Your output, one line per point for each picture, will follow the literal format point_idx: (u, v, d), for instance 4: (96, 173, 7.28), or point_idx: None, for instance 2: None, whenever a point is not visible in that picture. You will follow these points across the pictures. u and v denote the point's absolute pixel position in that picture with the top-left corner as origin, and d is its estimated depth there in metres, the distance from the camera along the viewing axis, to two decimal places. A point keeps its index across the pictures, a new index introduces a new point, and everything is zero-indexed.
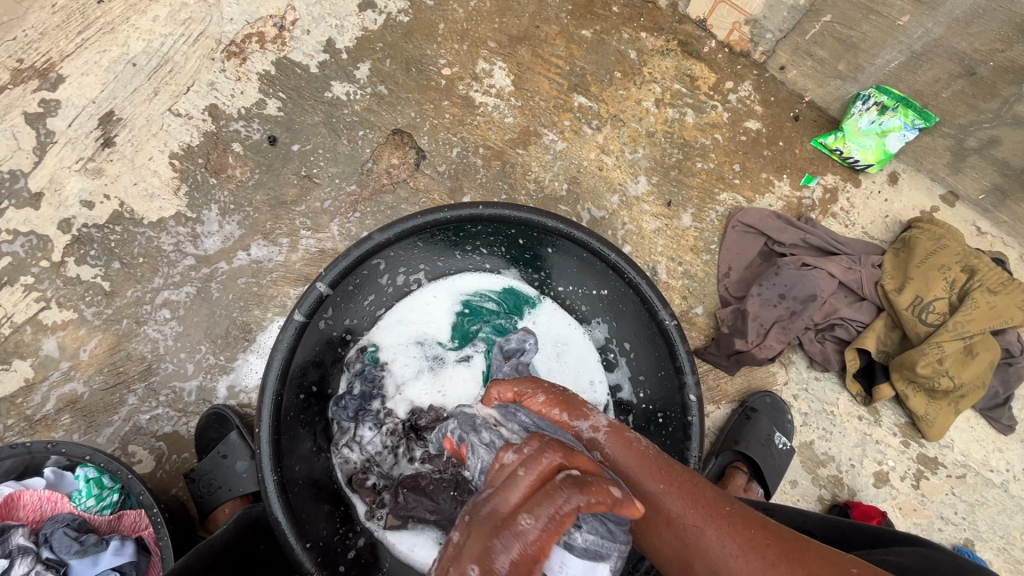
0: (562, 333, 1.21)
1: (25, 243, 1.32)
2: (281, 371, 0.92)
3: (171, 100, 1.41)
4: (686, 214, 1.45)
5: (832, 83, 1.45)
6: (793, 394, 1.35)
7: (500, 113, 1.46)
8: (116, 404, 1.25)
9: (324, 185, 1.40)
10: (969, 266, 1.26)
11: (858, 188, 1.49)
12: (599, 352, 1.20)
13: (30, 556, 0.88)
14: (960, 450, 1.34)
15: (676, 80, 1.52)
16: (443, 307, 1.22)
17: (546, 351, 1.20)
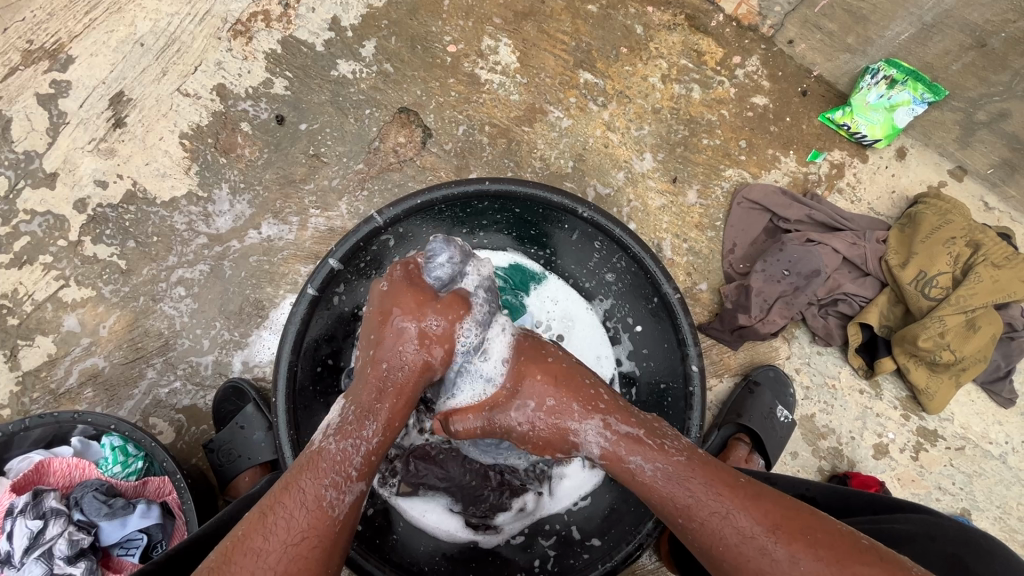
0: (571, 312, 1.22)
1: (42, 223, 1.35)
2: (295, 345, 0.96)
3: (179, 80, 1.43)
4: (692, 190, 1.45)
5: (840, 57, 1.43)
6: (795, 368, 1.37)
7: (506, 90, 1.46)
8: (136, 378, 1.30)
9: (332, 163, 1.42)
10: (974, 241, 1.26)
11: (865, 164, 1.48)
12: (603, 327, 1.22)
13: (63, 517, 0.92)
14: (960, 423, 1.36)
15: (683, 56, 1.51)
16: None
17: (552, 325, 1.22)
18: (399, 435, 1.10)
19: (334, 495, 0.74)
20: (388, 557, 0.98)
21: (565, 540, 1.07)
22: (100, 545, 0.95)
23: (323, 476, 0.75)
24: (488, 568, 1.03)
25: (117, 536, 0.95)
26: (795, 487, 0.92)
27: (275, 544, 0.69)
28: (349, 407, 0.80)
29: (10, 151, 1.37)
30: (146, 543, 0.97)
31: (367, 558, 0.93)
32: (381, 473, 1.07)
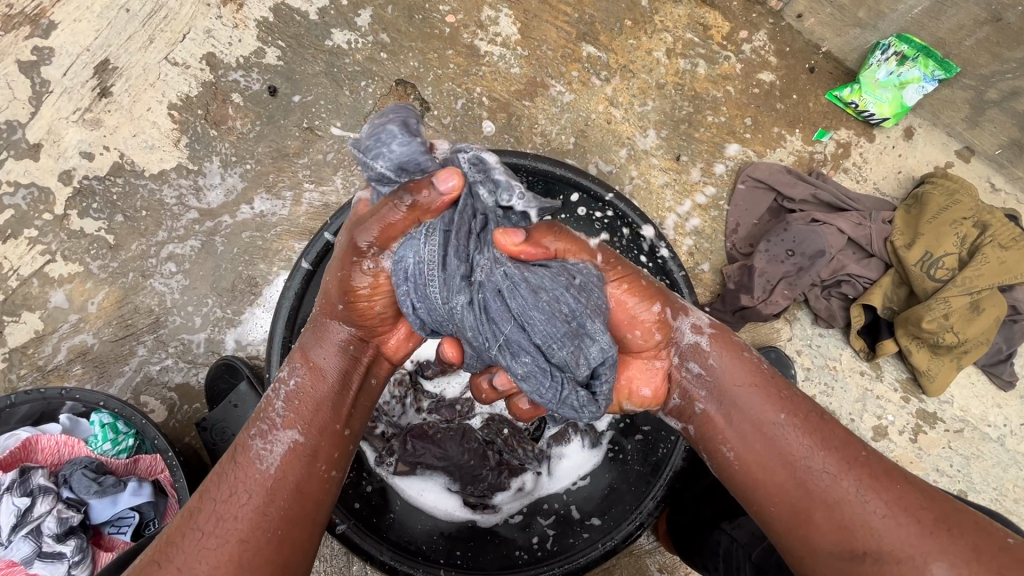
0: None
1: (26, 195, 1.31)
2: (290, 319, 0.93)
3: (167, 48, 1.37)
4: (695, 169, 1.42)
5: (850, 32, 1.39)
6: (796, 349, 1.36)
7: (506, 63, 1.42)
8: (127, 355, 1.27)
9: (327, 137, 1.38)
10: (981, 222, 1.24)
11: (872, 144, 1.45)
12: None
13: (51, 495, 0.90)
14: (959, 405, 1.36)
15: (689, 30, 1.46)
16: None
17: None
18: (397, 414, 1.11)
19: (262, 446, 0.74)
20: (386, 536, 0.96)
21: (563, 520, 1.04)
22: (90, 523, 0.93)
23: (262, 424, 0.75)
24: (487, 547, 1.00)
25: (108, 514, 0.92)
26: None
27: (211, 505, 0.69)
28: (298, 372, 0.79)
29: None
30: (137, 521, 0.95)
31: (362, 537, 0.91)
32: (379, 452, 1.05)
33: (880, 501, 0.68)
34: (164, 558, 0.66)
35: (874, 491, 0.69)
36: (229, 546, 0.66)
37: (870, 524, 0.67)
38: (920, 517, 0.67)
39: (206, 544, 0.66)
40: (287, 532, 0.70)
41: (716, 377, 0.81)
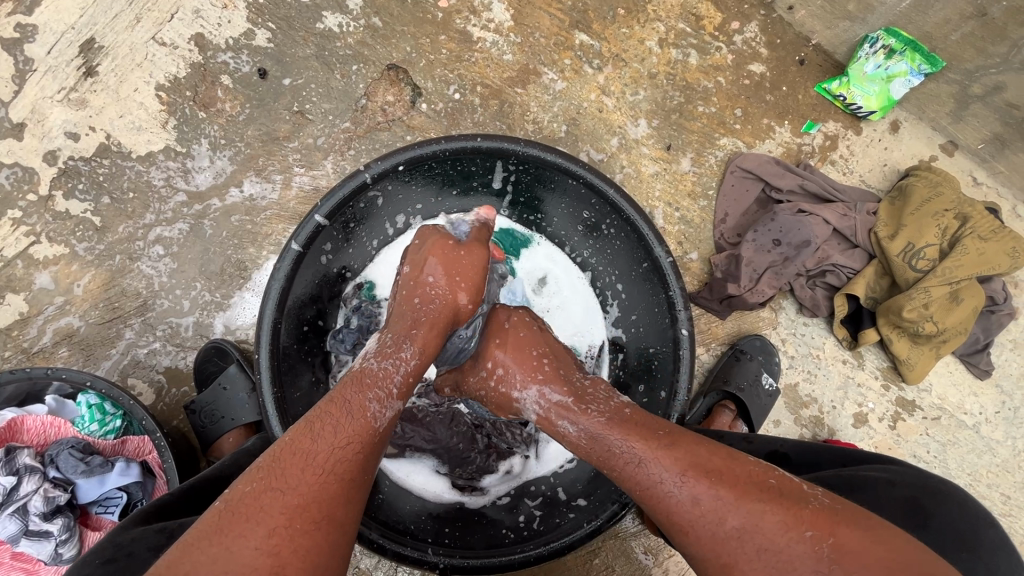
0: (562, 283, 1.24)
1: (10, 176, 1.29)
2: (278, 302, 0.92)
3: (154, 27, 1.35)
4: (685, 158, 1.43)
5: (840, 25, 1.41)
6: (781, 338, 1.38)
7: (499, 50, 1.42)
8: (114, 338, 1.26)
9: (317, 121, 1.37)
10: (962, 214, 1.27)
11: (859, 136, 1.47)
12: (596, 295, 1.22)
13: (37, 475, 0.91)
14: (937, 393, 1.40)
15: (681, 19, 1.47)
16: None
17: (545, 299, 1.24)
18: None
19: (376, 410, 0.74)
20: (376, 514, 0.96)
21: (550, 501, 1.06)
22: (77, 502, 0.93)
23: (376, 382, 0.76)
24: (474, 527, 1.02)
25: (95, 494, 0.92)
26: (770, 442, 0.91)
27: (326, 446, 0.68)
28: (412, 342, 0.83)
29: None
30: (125, 501, 0.94)
31: None
32: None
33: (737, 517, 0.63)
34: (272, 490, 0.64)
35: (740, 510, 0.63)
36: (287, 513, 0.61)
37: (727, 555, 0.62)
38: (777, 518, 0.62)
39: (315, 483, 0.65)
40: (366, 490, 0.70)
41: (620, 469, 0.73)
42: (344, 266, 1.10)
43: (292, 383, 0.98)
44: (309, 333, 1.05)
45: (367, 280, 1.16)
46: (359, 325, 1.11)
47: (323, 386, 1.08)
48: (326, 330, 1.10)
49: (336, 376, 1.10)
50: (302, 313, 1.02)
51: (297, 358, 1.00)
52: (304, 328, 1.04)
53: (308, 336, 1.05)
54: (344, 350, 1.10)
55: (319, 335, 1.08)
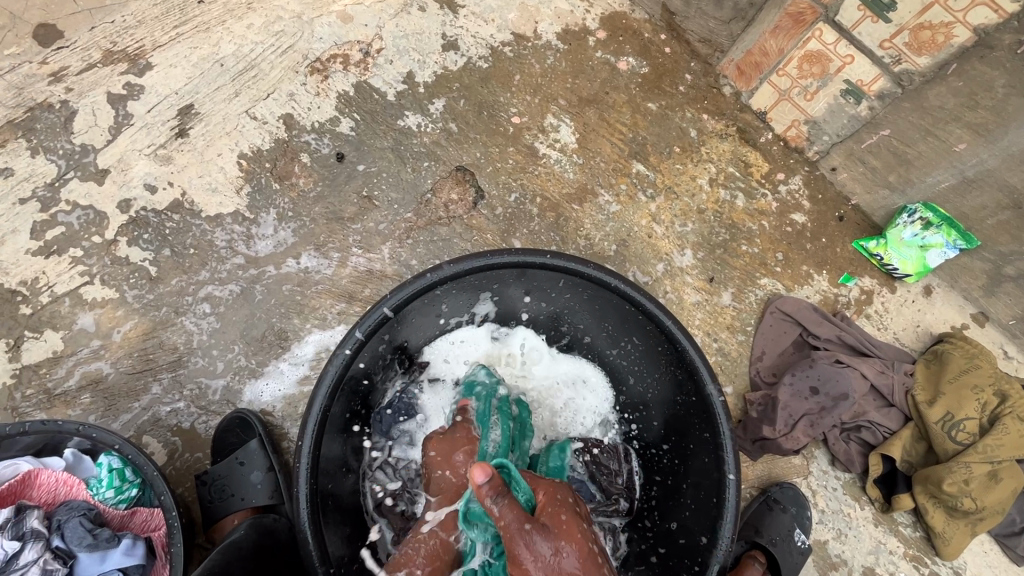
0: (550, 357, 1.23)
1: (81, 217, 1.34)
2: (332, 387, 0.93)
3: (250, 103, 1.46)
4: (726, 293, 1.47)
5: (880, 191, 1.50)
6: (812, 489, 1.34)
7: (562, 167, 1.52)
8: (139, 391, 1.24)
9: (382, 207, 1.43)
10: (1001, 390, 1.28)
11: (893, 295, 1.52)
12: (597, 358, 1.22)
13: (41, 542, 0.86)
14: (972, 574, 1.33)
15: (731, 164, 1.57)
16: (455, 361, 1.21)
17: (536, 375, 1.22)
18: (419, 493, 1.12)
19: None
20: None
21: None
22: None
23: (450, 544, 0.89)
24: None
25: (93, 571, 0.87)
26: None
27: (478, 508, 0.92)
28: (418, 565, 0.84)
29: (67, 142, 1.38)
30: None
31: None
32: (397, 531, 1.07)
33: None
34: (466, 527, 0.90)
35: None
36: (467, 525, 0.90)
37: None
38: None
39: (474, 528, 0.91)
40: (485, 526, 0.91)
41: None
42: (393, 352, 1.12)
43: (325, 471, 0.96)
44: (359, 408, 1.08)
45: (422, 359, 1.19)
46: (400, 408, 1.14)
47: (354, 475, 1.06)
48: (371, 407, 1.12)
49: (372, 466, 1.10)
50: (351, 398, 1.04)
51: (336, 446, 1.00)
52: (349, 412, 1.04)
53: (352, 416, 1.06)
54: (379, 435, 1.13)
55: (364, 413, 1.10)
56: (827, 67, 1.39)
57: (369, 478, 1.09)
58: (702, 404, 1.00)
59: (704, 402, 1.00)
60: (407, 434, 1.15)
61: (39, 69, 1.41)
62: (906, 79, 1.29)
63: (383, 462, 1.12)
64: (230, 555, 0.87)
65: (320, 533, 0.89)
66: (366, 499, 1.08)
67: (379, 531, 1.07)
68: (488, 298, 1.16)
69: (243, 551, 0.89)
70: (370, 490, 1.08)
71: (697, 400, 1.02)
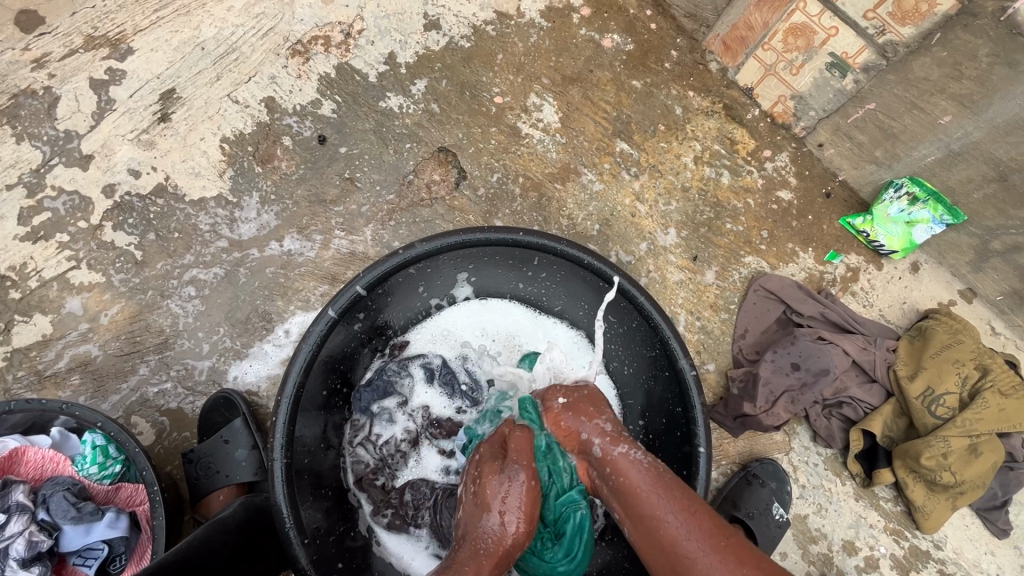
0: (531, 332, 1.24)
1: (67, 202, 1.35)
2: (306, 364, 0.95)
3: (231, 86, 1.46)
4: (710, 271, 1.47)
5: (866, 167, 1.49)
6: (792, 465, 1.35)
7: (545, 147, 1.51)
8: (127, 373, 1.26)
9: (364, 189, 1.44)
10: (983, 365, 1.27)
11: (880, 272, 1.51)
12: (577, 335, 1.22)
13: (27, 515, 0.89)
14: (953, 547, 1.33)
15: (717, 141, 1.56)
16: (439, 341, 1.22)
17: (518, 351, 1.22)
18: (399, 468, 1.14)
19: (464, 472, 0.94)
20: None
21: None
22: (59, 550, 0.90)
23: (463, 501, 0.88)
24: None
25: (77, 543, 0.90)
26: None
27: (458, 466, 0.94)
28: (444, 515, 0.86)
29: (51, 127, 1.39)
30: (105, 555, 0.92)
31: None
32: (375, 506, 1.10)
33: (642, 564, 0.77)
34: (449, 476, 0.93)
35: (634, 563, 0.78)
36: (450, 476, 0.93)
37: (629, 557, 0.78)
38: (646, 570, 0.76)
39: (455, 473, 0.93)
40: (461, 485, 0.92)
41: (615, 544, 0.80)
42: (372, 331, 1.13)
43: (301, 447, 0.98)
44: (338, 386, 1.09)
45: (403, 339, 1.21)
46: (380, 385, 1.16)
47: (333, 451, 1.09)
48: (351, 384, 1.14)
49: (351, 443, 1.13)
50: (329, 376, 1.05)
51: (313, 423, 1.02)
52: (327, 390, 1.06)
53: (331, 393, 1.08)
54: (359, 412, 1.14)
55: (344, 390, 1.12)
56: (812, 40, 1.37)
57: (349, 452, 1.13)
58: (676, 379, 1.00)
59: (678, 377, 1.00)
60: (387, 413, 1.16)
61: (22, 56, 1.41)
62: (891, 50, 1.27)
63: (364, 438, 1.14)
64: (218, 528, 0.90)
65: (296, 506, 0.91)
66: (347, 474, 1.11)
67: (359, 505, 1.10)
68: (466, 277, 1.18)
69: (227, 525, 0.91)
70: (350, 463, 1.12)
71: (671, 375, 1.02)
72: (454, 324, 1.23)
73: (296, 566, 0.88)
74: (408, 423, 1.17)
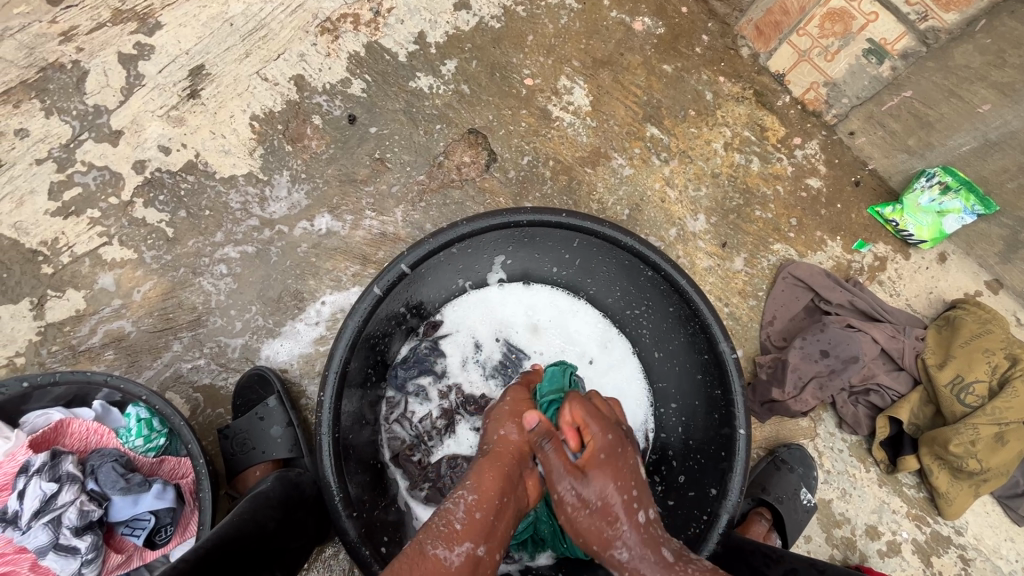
0: (565, 313, 1.24)
1: (98, 177, 1.35)
2: (352, 341, 0.95)
3: (260, 64, 1.45)
4: (739, 258, 1.47)
5: (898, 156, 1.48)
6: (818, 450, 1.36)
7: (575, 130, 1.50)
8: (160, 349, 1.27)
9: (395, 170, 1.43)
10: (1012, 354, 1.28)
11: (907, 261, 1.51)
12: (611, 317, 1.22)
13: (77, 485, 0.89)
14: (974, 533, 1.35)
15: (747, 128, 1.55)
16: (475, 321, 1.22)
17: (552, 332, 1.23)
18: (434, 444, 1.15)
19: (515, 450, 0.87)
20: None
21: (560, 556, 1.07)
22: (107, 520, 0.91)
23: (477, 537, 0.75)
24: None
25: (127, 513, 0.91)
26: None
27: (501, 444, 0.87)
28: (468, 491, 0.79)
29: (80, 102, 1.38)
30: (152, 525, 0.92)
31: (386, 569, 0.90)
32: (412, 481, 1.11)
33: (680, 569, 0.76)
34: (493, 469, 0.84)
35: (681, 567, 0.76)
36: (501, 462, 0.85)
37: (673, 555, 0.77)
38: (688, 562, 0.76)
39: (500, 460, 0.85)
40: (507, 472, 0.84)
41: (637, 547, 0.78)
42: (409, 309, 1.14)
43: (344, 423, 0.99)
44: (376, 363, 1.10)
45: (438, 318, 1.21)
46: (415, 362, 1.16)
47: (371, 427, 1.10)
48: (388, 362, 1.15)
49: (387, 419, 1.14)
50: (368, 355, 1.06)
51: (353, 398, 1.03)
52: (366, 368, 1.07)
53: (370, 370, 1.09)
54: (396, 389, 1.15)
55: (381, 368, 1.13)
56: (850, 26, 1.35)
57: (385, 428, 1.14)
58: (717, 364, 1.01)
59: (719, 362, 1.00)
60: (423, 391, 1.17)
61: (50, 29, 1.39)
62: (932, 37, 1.27)
63: (400, 414, 1.16)
64: (263, 503, 0.91)
65: (343, 479, 0.93)
66: (384, 450, 1.12)
67: (395, 481, 1.11)
68: (502, 260, 1.18)
69: (271, 500, 0.92)
70: (387, 439, 1.13)
71: (710, 359, 1.02)
72: (489, 305, 1.23)
73: (345, 538, 0.89)
74: (443, 400, 1.18)
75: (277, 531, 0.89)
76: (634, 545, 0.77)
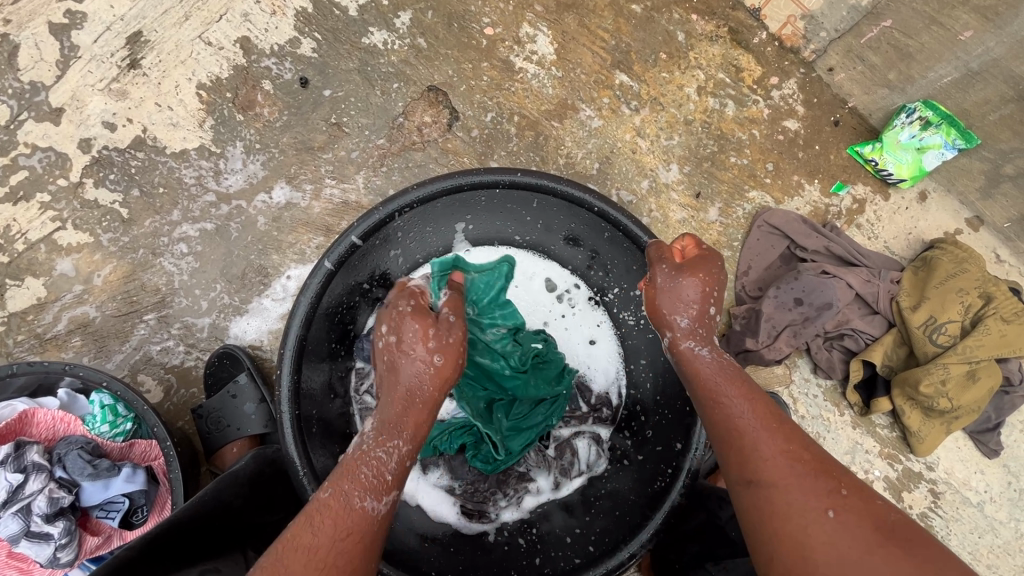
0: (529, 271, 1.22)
1: (43, 159, 1.29)
2: (306, 317, 0.94)
3: (202, 26, 1.36)
4: (714, 208, 1.43)
5: (878, 92, 1.42)
6: (792, 397, 1.38)
7: (540, 82, 1.43)
8: (128, 332, 1.26)
9: (353, 134, 1.37)
10: (986, 293, 1.27)
11: (886, 202, 1.48)
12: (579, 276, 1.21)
13: (44, 473, 0.91)
14: (944, 467, 1.38)
15: (721, 69, 1.47)
16: None
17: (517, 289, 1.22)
18: None
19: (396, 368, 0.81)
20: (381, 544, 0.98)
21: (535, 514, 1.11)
22: (80, 505, 0.93)
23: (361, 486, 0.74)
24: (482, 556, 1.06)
25: (98, 498, 0.93)
26: None
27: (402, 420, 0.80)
28: (403, 442, 0.79)
29: (15, 79, 1.30)
30: (127, 507, 0.95)
31: None
32: None
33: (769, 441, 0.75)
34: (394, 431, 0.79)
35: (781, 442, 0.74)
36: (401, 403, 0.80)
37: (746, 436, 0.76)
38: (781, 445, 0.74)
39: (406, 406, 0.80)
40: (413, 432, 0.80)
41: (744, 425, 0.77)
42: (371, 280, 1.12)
43: (309, 398, 0.99)
44: (341, 336, 1.09)
45: None
46: None
47: (340, 399, 1.10)
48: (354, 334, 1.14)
49: (358, 390, 1.14)
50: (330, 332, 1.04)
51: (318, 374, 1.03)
52: (329, 342, 1.06)
53: (334, 343, 1.08)
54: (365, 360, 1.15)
55: (347, 340, 1.12)
56: None
57: (357, 399, 1.14)
58: None
59: None
60: None
61: None
62: None
63: (371, 385, 1.15)
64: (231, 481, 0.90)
65: (308, 454, 0.93)
66: (357, 420, 1.13)
67: None
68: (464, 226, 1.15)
69: (239, 478, 0.91)
70: (359, 410, 1.13)
71: None
72: None
73: None
74: None
75: (242, 508, 0.90)
76: (703, 347, 0.85)
